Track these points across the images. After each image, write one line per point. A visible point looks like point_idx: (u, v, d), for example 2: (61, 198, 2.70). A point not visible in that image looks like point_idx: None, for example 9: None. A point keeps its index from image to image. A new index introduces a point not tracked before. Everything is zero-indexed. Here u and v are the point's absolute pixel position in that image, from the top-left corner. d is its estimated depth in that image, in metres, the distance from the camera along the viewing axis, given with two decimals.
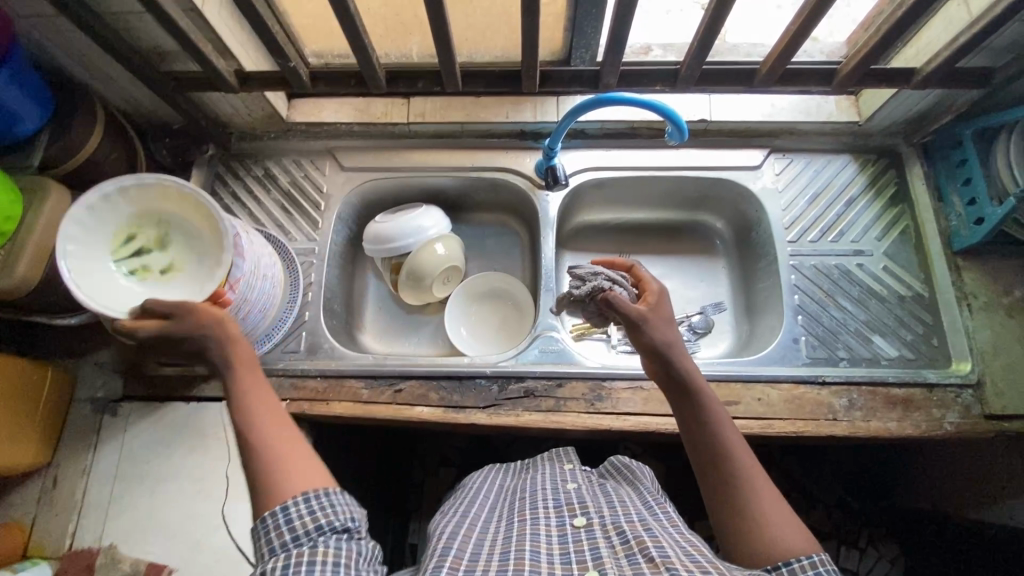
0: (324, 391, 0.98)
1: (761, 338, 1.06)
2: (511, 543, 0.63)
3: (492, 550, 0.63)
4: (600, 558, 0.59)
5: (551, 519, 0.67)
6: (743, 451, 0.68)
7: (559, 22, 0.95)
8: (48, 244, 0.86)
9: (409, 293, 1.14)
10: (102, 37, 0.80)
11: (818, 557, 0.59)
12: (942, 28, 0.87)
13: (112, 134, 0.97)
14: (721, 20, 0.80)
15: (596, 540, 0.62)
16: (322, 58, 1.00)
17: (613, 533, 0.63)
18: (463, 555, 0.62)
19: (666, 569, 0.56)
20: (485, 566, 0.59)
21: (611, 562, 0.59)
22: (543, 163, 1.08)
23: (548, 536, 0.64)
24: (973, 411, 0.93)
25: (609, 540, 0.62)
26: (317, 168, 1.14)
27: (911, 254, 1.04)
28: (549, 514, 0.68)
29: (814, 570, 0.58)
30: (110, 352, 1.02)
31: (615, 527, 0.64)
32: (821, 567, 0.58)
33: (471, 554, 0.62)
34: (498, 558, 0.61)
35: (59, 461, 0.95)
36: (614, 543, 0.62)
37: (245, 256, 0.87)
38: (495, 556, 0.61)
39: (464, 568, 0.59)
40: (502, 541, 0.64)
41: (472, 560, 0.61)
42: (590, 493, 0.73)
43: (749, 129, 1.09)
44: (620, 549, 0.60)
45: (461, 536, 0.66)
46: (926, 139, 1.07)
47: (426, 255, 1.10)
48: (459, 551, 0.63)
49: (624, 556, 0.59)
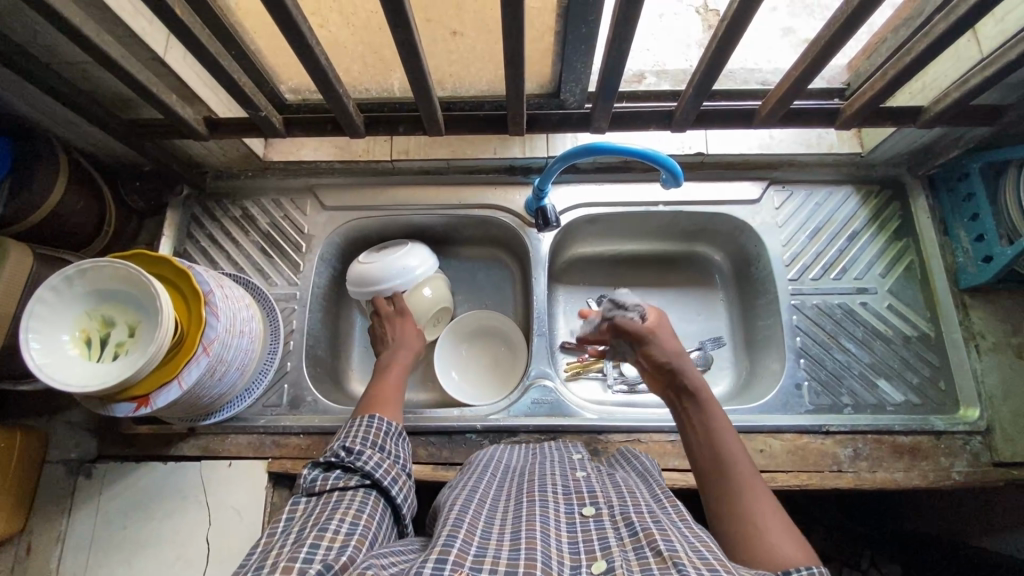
0: (308, 447, 0.95)
1: (762, 381, 1.03)
2: (522, 523, 0.59)
3: (501, 529, 0.59)
4: (608, 547, 0.56)
5: (560, 505, 0.64)
6: (742, 461, 0.68)
7: (547, 53, 0.85)
8: (10, 309, 0.82)
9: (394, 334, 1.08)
10: (61, 92, 0.75)
11: (817, 569, 0.53)
12: (950, 64, 0.83)
13: (79, 183, 0.92)
14: (721, 66, 0.76)
15: (604, 531, 0.59)
16: (299, 93, 0.91)
17: (621, 524, 0.59)
18: (474, 531, 0.58)
19: (673, 564, 0.51)
20: (497, 545, 0.55)
21: (619, 553, 0.55)
22: (533, 202, 1.02)
23: (558, 522, 0.60)
24: (981, 459, 0.90)
25: (617, 531, 0.58)
26: (298, 208, 1.09)
27: (917, 292, 1.00)
28: (558, 499, 0.65)
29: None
30: (84, 411, 0.98)
31: (624, 518, 0.60)
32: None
33: (482, 532, 0.58)
34: (510, 537, 0.57)
35: (32, 527, 0.91)
36: (622, 535, 0.57)
37: (220, 315, 0.83)
38: (506, 536, 0.57)
39: (476, 544, 0.56)
40: (512, 521, 0.60)
41: (483, 538, 0.57)
42: (599, 483, 0.69)
43: (746, 162, 1.05)
44: (628, 542, 0.56)
45: (473, 512, 0.62)
46: (930, 171, 1.03)
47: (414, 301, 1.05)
48: (472, 526, 0.59)
49: (631, 549, 0.55)
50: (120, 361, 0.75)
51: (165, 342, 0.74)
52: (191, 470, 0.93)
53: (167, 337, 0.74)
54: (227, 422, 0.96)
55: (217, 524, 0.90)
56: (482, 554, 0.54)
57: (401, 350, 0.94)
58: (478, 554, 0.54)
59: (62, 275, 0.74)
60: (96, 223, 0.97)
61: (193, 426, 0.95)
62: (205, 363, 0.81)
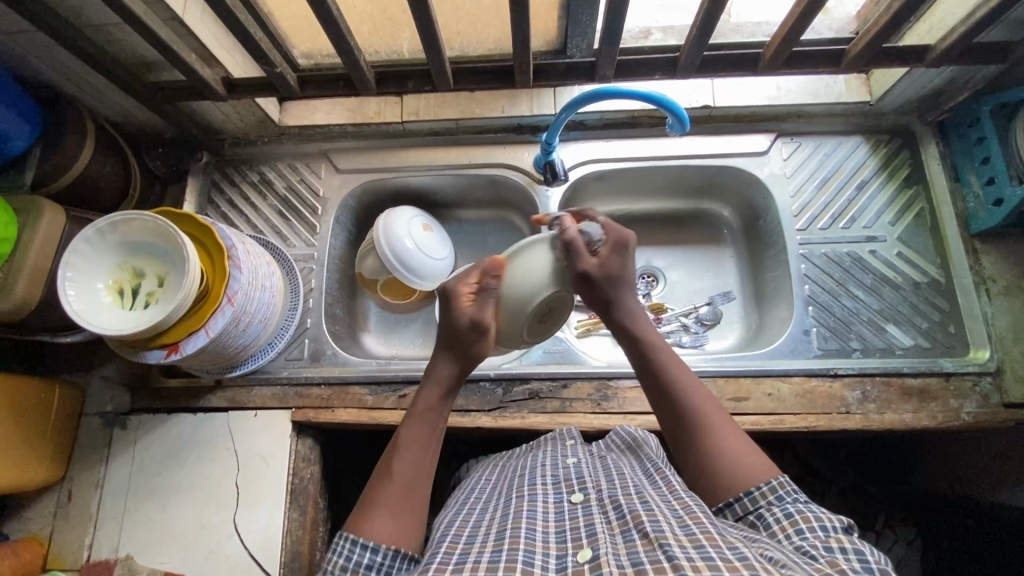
0: (329, 397, 0.99)
1: (771, 330, 1.04)
2: (508, 521, 0.60)
3: (487, 530, 0.59)
4: (594, 535, 0.56)
5: (549, 496, 0.66)
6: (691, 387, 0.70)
7: (552, 12, 0.88)
8: (45, 265, 0.86)
9: (391, 295, 1.14)
10: (86, 52, 0.79)
11: (777, 481, 0.61)
12: (956, 3, 0.83)
13: (105, 148, 0.96)
14: (720, 8, 0.76)
15: (593, 517, 0.60)
16: (311, 58, 0.95)
17: (609, 508, 0.61)
18: (460, 540, 0.58)
19: (658, 545, 0.52)
20: (480, 547, 0.55)
21: (605, 538, 0.55)
22: (541, 158, 1.05)
23: (545, 513, 0.61)
24: (991, 400, 0.91)
25: (605, 515, 0.60)
26: (313, 171, 1.12)
27: (927, 239, 1.00)
28: (547, 490, 0.67)
29: (774, 495, 0.60)
30: (117, 366, 1.03)
31: (612, 503, 0.61)
32: (780, 491, 0.60)
33: (467, 537, 0.59)
34: (493, 538, 0.57)
35: (73, 474, 0.97)
36: (610, 519, 0.59)
37: (243, 267, 0.86)
38: (490, 538, 0.57)
39: (459, 551, 0.56)
40: (499, 519, 0.61)
41: (468, 542, 0.57)
42: (589, 467, 0.72)
43: (754, 114, 1.05)
44: (616, 525, 0.57)
45: (459, 523, 0.63)
46: (941, 117, 1.02)
47: (529, 282, 0.73)
48: (456, 537, 0.59)
49: (619, 532, 0.56)
50: (151, 307, 0.80)
51: (193, 288, 0.78)
52: (219, 421, 0.97)
53: (193, 284, 0.78)
54: (252, 374, 1.00)
55: (246, 470, 0.95)
56: (464, 561, 0.53)
57: (437, 394, 0.71)
58: (461, 562, 0.53)
59: (94, 227, 0.78)
60: (122, 188, 1.01)
61: (220, 378, 0.99)
62: (231, 312, 0.84)
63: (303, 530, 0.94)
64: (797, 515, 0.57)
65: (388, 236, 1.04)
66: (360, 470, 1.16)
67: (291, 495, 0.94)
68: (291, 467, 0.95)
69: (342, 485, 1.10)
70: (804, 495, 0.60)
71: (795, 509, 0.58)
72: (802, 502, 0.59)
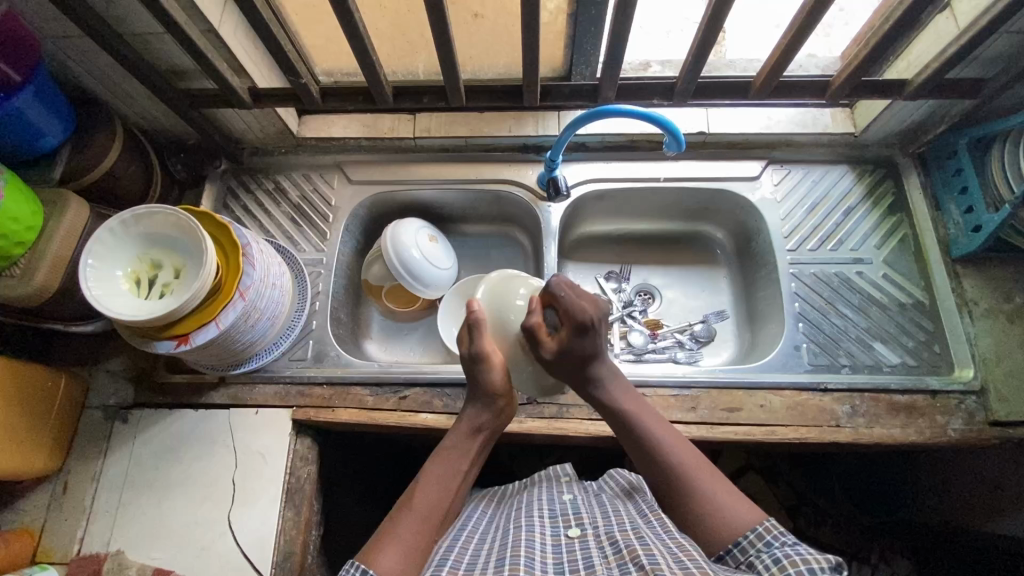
0: (330, 397, 1.01)
1: (763, 347, 1.07)
2: (507, 549, 0.62)
3: (487, 559, 0.61)
4: (591, 568, 0.58)
5: (546, 528, 0.67)
6: (666, 436, 0.73)
7: (559, 40, 0.96)
8: (67, 254, 0.89)
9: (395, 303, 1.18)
10: (128, 58, 0.85)
11: (763, 527, 0.62)
12: (930, 43, 0.91)
13: (132, 150, 1.01)
14: (713, 38, 0.83)
15: (589, 551, 0.62)
16: (331, 76, 1.02)
17: (606, 543, 0.62)
18: (459, 566, 0.60)
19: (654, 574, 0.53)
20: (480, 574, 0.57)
21: (602, 571, 0.58)
22: (545, 175, 1.10)
23: (543, 545, 0.63)
24: (977, 418, 0.93)
25: (602, 550, 0.62)
26: (326, 182, 1.17)
27: (911, 263, 1.05)
28: (544, 522, 0.68)
29: (762, 541, 0.61)
30: (122, 361, 1.04)
31: (608, 538, 0.63)
32: (768, 537, 0.61)
33: (467, 565, 0.61)
34: (494, 565, 0.59)
35: (70, 466, 0.97)
36: (607, 553, 0.61)
37: (256, 264, 0.90)
38: (490, 565, 0.59)
39: None
40: (499, 548, 0.63)
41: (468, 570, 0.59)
42: (586, 505, 0.74)
43: (746, 142, 1.12)
44: (612, 559, 0.59)
45: (459, 550, 0.64)
46: (921, 150, 1.09)
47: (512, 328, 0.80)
48: (456, 563, 0.61)
49: (615, 565, 0.58)
50: (166, 298, 0.83)
51: (208, 277, 0.80)
52: (220, 417, 0.99)
53: (210, 275, 0.81)
54: (255, 373, 1.02)
55: (244, 467, 0.95)
56: None
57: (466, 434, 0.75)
58: None
59: (119, 219, 0.82)
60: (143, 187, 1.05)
61: (224, 375, 1.01)
62: (241, 307, 0.87)
63: (296, 530, 0.93)
64: (785, 559, 0.57)
65: (398, 244, 1.08)
66: (353, 478, 1.16)
67: (287, 494, 0.94)
68: (288, 465, 0.96)
69: (335, 492, 1.10)
70: (793, 539, 0.61)
71: (784, 553, 0.58)
72: (789, 546, 0.60)
